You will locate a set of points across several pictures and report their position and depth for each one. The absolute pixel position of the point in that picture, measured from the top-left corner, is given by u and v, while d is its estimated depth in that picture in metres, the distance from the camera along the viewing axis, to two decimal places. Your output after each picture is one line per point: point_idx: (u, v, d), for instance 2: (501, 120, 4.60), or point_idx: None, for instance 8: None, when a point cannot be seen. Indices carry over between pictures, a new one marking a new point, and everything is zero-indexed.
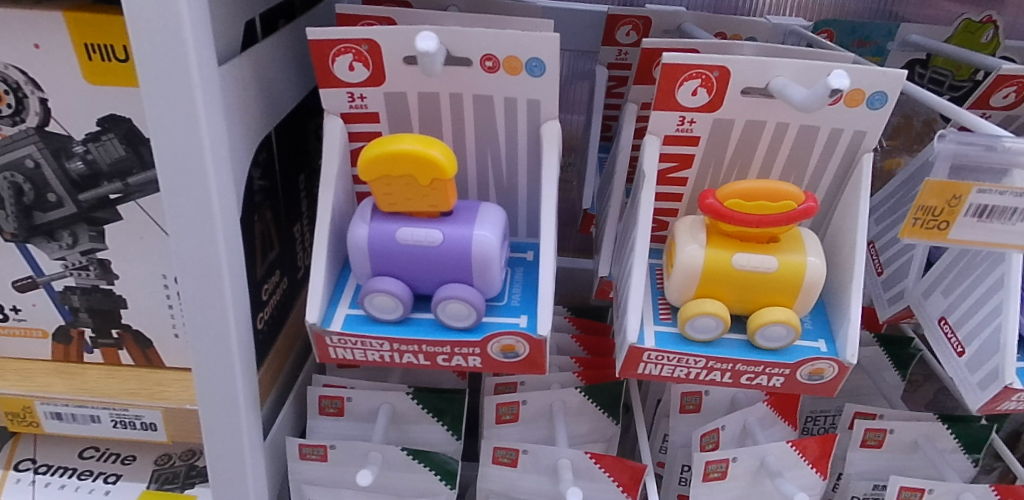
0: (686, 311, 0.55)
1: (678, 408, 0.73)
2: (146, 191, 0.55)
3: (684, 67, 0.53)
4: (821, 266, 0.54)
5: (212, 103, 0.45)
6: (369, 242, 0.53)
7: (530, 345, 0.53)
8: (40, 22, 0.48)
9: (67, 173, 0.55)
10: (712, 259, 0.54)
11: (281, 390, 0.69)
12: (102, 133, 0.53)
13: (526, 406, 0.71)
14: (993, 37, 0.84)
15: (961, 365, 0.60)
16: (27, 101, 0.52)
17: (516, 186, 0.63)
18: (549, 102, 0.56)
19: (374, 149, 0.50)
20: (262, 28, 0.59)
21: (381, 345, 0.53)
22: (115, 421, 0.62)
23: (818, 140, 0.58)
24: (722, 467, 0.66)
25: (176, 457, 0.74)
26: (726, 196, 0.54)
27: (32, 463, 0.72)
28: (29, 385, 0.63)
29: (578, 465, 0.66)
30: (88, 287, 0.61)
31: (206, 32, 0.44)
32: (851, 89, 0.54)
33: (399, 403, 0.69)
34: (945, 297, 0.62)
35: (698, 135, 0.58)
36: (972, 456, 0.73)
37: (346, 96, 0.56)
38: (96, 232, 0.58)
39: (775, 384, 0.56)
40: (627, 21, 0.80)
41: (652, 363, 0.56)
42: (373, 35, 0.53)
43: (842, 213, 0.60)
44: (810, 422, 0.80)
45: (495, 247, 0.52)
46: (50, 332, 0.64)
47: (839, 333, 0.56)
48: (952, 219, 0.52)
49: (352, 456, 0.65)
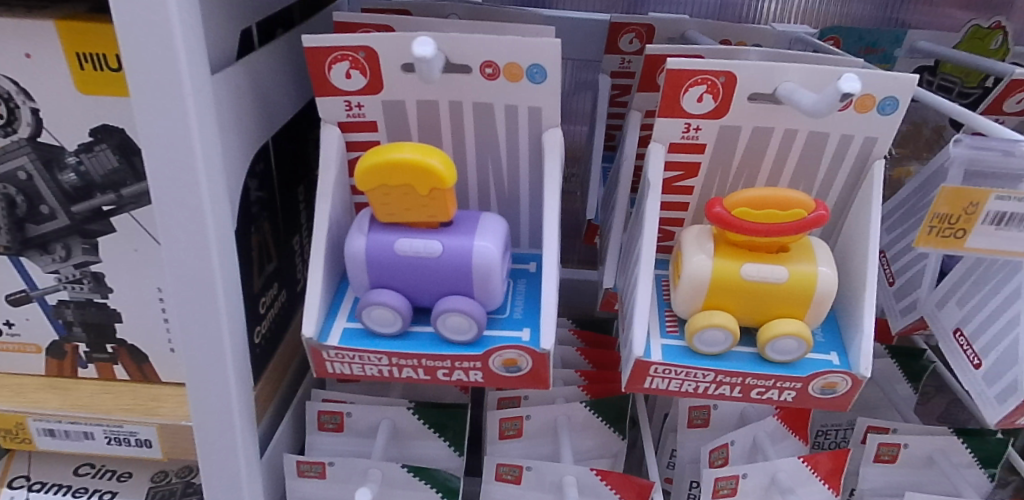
0: (694, 324, 0.53)
1: (686, 422, 0.71)
2: (140, 202, 0.54)
3: (690, 72, 0.52)
4: (832, 277, 0.52)
5: (204, 111, 0.44)
6: (366, 253, 0.51)
7: (533, 359, 0.51)
8: (30, 30, 0.48)
9: (59, 186, 0.54)
10: (720, 269, 0.53)
11: (279, 406, 0.68)
12: (96, 144, 0.52)
13: (530, 421, 0.69)
14: (1002, 43, 0.85)
15: (978, 378, 0.58)
16: (20, 112, 0.51)
17: (517, 196, 0.61)
18: (551, 110, 0.54)
19: (371, 158, 0.49)
20: (258, 36, 0.58)
21: (379, 360, 0.52)
22: (108, 438, 0.60)
23: (827, 146, 0.57)
24: (731, 484, 0.64)
25: (173, 474, 0.72)
26: (734, 204, 0.52)
27: (26, 480, 0.70)
28: (21, 401, 0.61)
29: (584, 482, 0.64)
30: (82, 301, 0.60)
31: (198, 37, 0.43)
32: (861, 94, 0.53)
33: (399, 418, 0.67)
34: (960, 308, 0.60)
35: (704, 143, 0.57)
36: (989, 471, 0.71)
37: (344, 105, 0.55)
38: (90, 245, 0.57)
39: (787, 399, 0.54)
40: (630, 29, 0.80)
41: (659, 377, 0.54)
42: (370, 42, 0.52)
43: (854, 221, 0.58)
44: (821, 436, 0.78)
45: (496, 258, 0.51)
46: (43, 347, 0.63)
47: (852, 346, 0.54)
48: (969, 227, 0.51)
49: (352, 473, 0.63)
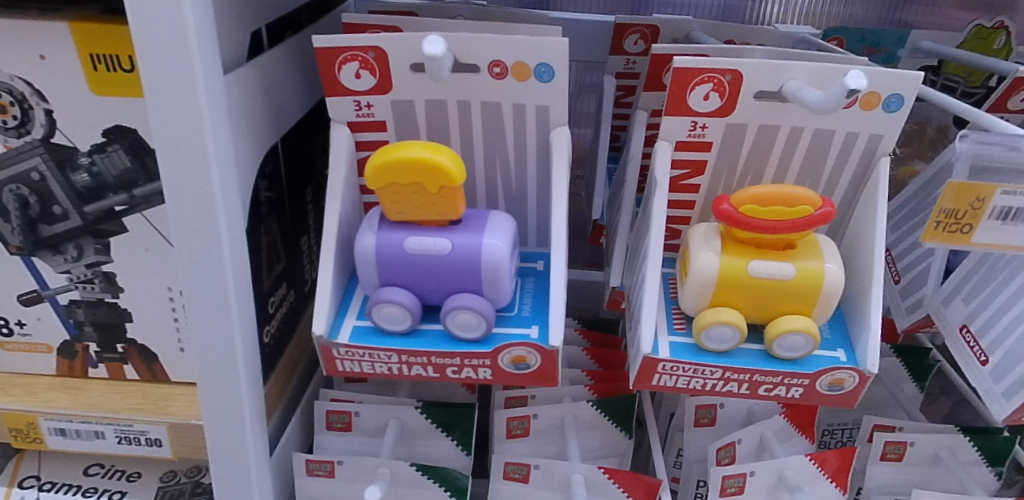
0: (701, 321, 0.53)
1: (692, 421, 0.71)
2: (151, 202, 0.55)
3: (696, 70, 0.52)
4: (839, 273, 0.53)
5: (216, 111, 0.45)
6: (376, 252, 0.52)
7: (541, 356, 0.51)
8: (45, 32, 0.48)
9: (72, 186, 0.55)
10: (727, 266, 0.53)
11: (287, 406, 0.68)
12: (108, 144, 0.53)
13: (538, 420, 0.69)
14: (1005, 42, 0.85)
15: (984, 374, 0.58)
16: (33, 112, 0.52)
17: (525, 195, 0.62)
18: (558, 108, 0.55)
19: (381, 157, 0.50)
20: (268, 38, 0.59)
21: (389, 357, 0.52)
22: (119, 436, 0.61)
23: (833, 144, 0.57)
24: (739, 482, 0.64)
25: (182, 473, 0.73)
26: (741, 201, 0.53)
27: (37, 480, 0.71)
28: (33, 400, 0.62)
29: (591, 480, 0.64)
30: (93, 300, 0.60)
31: (211, 37, 0.43)
32: (866, 91, 0.53)
33: (408, 418, 0.68)
34: (966, 305, 0.60)
35: (710, 141, 0.57)
36: (995, 469, 0.70)
37: (353, 104, 0.56)
38: (101, 245, 0.57)
39: (794, 395, 0.54)
40: (634, 30, 0.81)
41: (667, 374, 0.54)
42: (380, 42, 0.52)
43: (860, 218, 0.58)
44: (827, 435, 0.78)
45: (504, 255, 0.51)
46: (54, 347, 0.63)
47: (859, 342, 0.55)
48: (976, 222, 0.51)
49: (361, 471, 0.63)
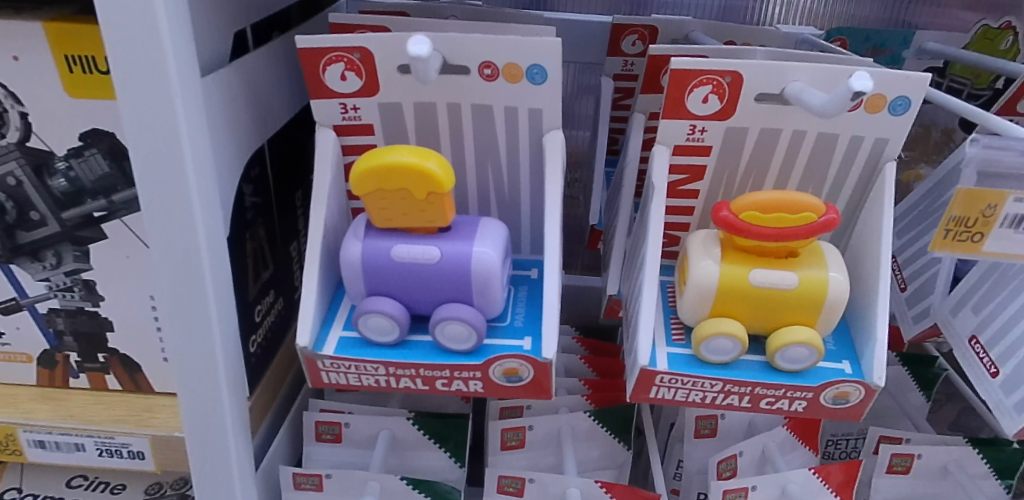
0: (701, 332, 0.51)
1: (692, 432, 0.69)
2: (131, 208, 0.53)
3: (695, 71, 0.50)
4: (844, 283, 0.51)
5: (193, 115, 0.43)
6: (362, 260, 0.50)
7: (535, 369, 0.49)
8: (19, 33, 0.47)
9: (49, 191, 0.53)
10: (727, 275, 0.51)
11: (275, 417, 0.66)
12: (85, 148, 0.51)
13: (533, 431, 0.67)
14: (1013, 43, 0.83)
15: (995, 387, 0.56)
16: (8, 115, 0.50)
17: (518, 199, 0.60)
18: (551, 111, 0.53)
19: (367, 162, 0.48)
20: (253, 39, 0.57)
21: (376, 369, 0.50)
22: (101, 449, 0.59)
23: (837, 148, 0.55)
24: (740, 496, 0.62)
25: (167, 486, 0.71)
26: (742, 208, 0.51)
27: (17, 493, 0.69)
28: (12, 412, 0.60)
29: (588, 494, 0.62)
30: (73, 309, 0.58)
31: (186, 37, 0.41)
32: (871, 94, 0.51)
33: (399, 429, 0.66)
34: (975, 314, 0.58)
35: (709, 145, 0.55)
36: (1006, 482, 0.69)
37: (339, 107, 0.54)
38: (81, 252, 0.55)
39: (797, 409, 0.52)
40: (633, 30, 0.79)
41: (665, 387, 0.52)
42: (365, 43, 0.50)
43: (866, 224, 0.56)
44: (831, 446, 0.76)
45: (496, 264, 0.49)
46: (35, 357, 0.61)
47: (865, 354, 0.53)
48: (987, 231, 0.49)
49: (349, 485, 0.61)
